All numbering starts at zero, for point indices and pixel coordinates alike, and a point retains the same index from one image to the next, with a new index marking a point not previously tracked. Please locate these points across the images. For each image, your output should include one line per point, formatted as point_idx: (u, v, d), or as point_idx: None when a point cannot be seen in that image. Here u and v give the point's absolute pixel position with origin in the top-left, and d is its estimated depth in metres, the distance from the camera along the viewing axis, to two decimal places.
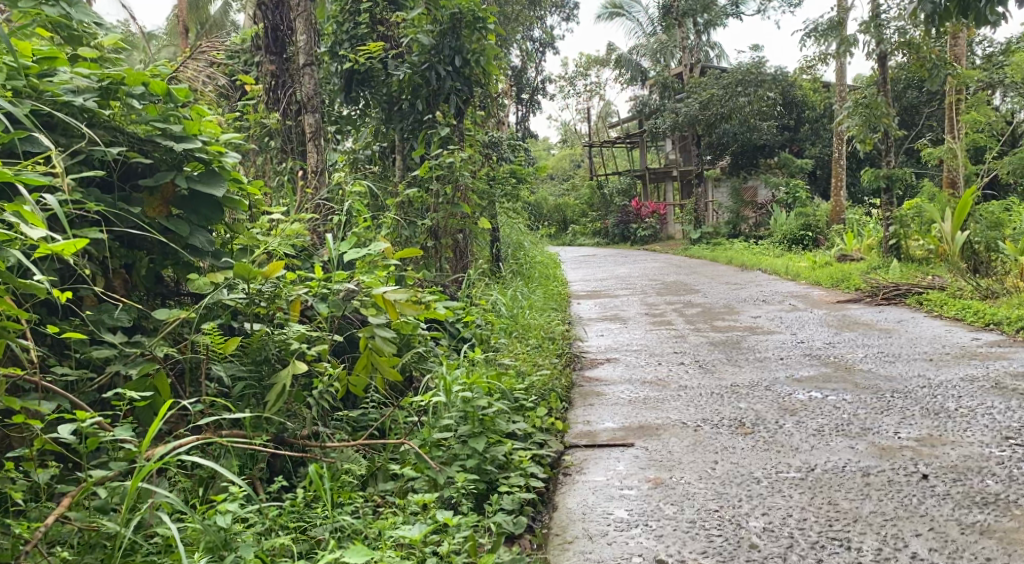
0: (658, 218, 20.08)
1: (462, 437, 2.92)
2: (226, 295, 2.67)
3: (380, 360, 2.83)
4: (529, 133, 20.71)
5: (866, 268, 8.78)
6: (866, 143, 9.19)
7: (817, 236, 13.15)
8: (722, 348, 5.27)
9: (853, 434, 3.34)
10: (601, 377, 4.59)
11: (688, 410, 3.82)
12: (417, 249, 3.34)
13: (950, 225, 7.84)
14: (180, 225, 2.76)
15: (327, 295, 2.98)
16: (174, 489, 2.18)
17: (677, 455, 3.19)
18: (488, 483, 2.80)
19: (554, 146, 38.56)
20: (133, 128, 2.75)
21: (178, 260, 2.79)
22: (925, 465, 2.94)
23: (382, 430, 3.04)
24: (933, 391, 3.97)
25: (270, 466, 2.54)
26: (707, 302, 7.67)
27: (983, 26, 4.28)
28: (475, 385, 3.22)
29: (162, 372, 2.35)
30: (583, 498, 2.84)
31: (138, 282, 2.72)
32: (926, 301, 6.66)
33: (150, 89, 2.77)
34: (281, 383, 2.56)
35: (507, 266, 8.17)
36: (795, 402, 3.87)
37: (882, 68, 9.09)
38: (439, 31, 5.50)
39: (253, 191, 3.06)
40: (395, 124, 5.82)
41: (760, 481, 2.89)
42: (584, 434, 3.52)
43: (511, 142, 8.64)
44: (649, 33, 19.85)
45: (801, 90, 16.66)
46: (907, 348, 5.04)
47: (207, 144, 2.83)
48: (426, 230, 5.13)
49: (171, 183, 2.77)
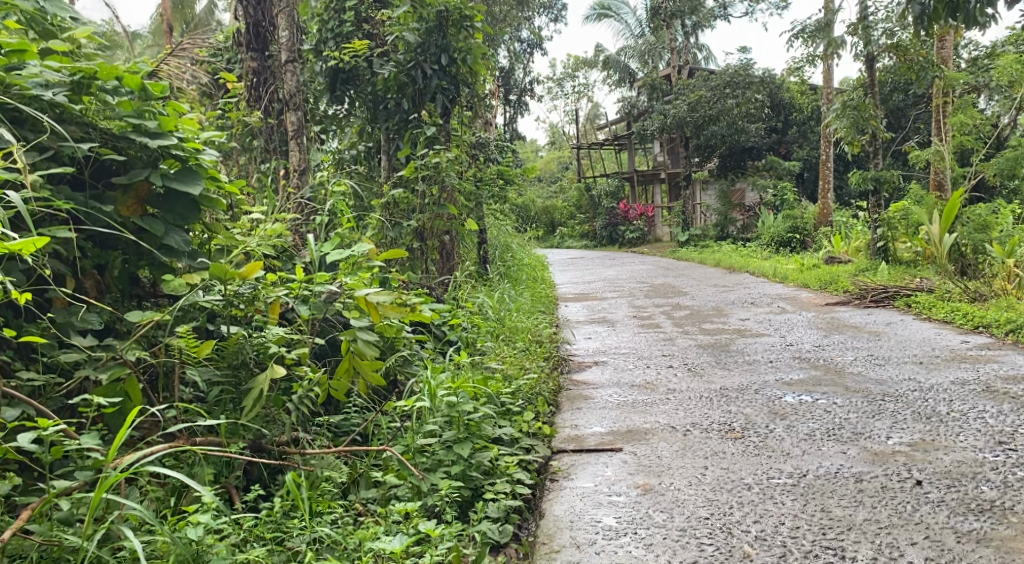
0: (646, 220, 20.06)
1: (447, 443, 2.85)
2: (203, 297, 2.58)
3: (362, 365, 2.80)
4: (517, 134, 20.67)
5: (855, 270, 8.77)
6: (853, 145, 9.18)
7: (805, 238, 13.15)
8: (711, 351, 5.23)
9: (844, 439, 3.28)
10: (589, 380, 4.52)
11: (677, 414, 3.76)
12: (402, 250, 3.32)
13: (938, 227, 7.84)
14: (155, 224, 2.66)
15: (308, 297, 2.91)
16: (144, 498, 2.09)
17: (667, 460, 3.13)
18: (473, 490, 2.73)
19: (543, 148, 38.53)
20: (107, 124, 2.67)
21: (153, 261, 2.71)
22: (919, 471, 2.89)
23: (364, 436, 2.96)
24: (925, 394, 3.93)
25: (247, 475, 2.45)
26: (696, 304, 7.63)
27: (973, 27, 4.23)
28: (460, 389, 3.15)
29: (133, 376, 2.27)
30: (571, 504, 2.78)
31: (111, 283, 2.62)
32: (915, 304, 6.64)
33: (124, 84, 2.69)
34: (258, 388, 2.47)
35: (494, 268, 8.10)
36: (785, 406, 3.82)
37: (870, 70, 9.09)
38: (424, 29, 5.43)
39: (233, 190, 2.97)
40: (382, 123, 5.75)
41: (751, 487, 2.83)
42: (571, 439, 3.45)
43: (499, 142, 8.59)
44: (637, 35, 19.84)
45: (789, 93, 16.69)
46: (896, 351, 5.00)
47: (183, 141, 2.75)
48: (412, 231, 5.02)
49: (146, 181, 2.68)
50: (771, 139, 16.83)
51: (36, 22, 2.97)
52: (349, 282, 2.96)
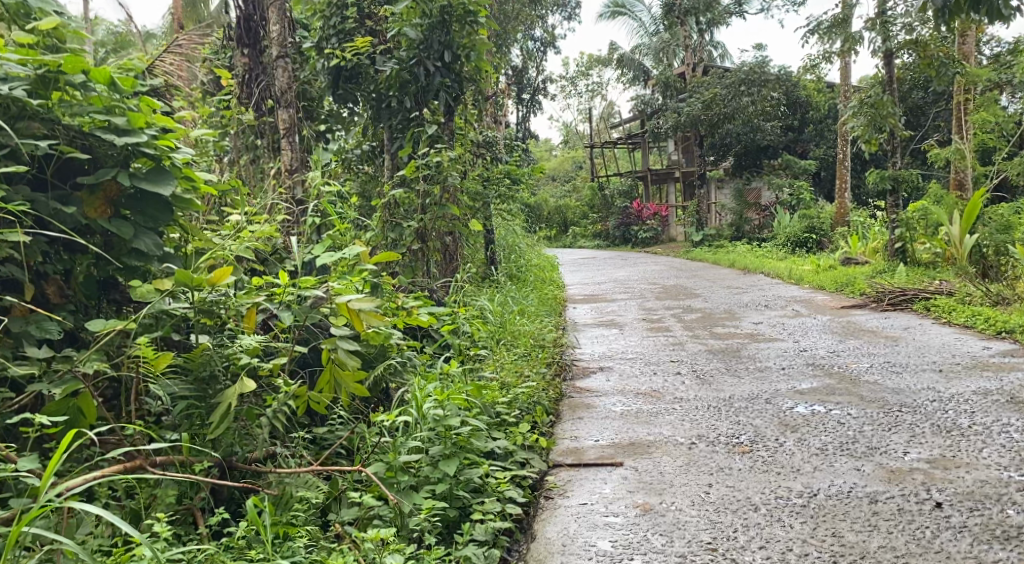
0: (659, 220, 19.78)
1: (434, 460, 2.69)
2: (170, 305, 2.44)
3: (342, 375, 2.66)
4: (529, 134, 20.51)
5: (871, 271, 8.52)
6: (870, 144, 8.92)
7: (821, 238, 12.91)
8: (721, 357, 5.03)
9: (858, 455, 3.09)
10: (593, 387, 4.34)
11: (683, 425, 3.58)
12: (396, 253, 3.20)
13: (959, 227, 7.62)
14: (124, 227, 2.53)
15: (292, 304, 2.75)
16: (99, 525, 1.98)
17: (668, 477, 2.95)
18: (460, 509, 2.56)
19: (557, 148, 38.31)
20: (73, 121, 2.55)
21: (121, 264, 2.58)
22: (938, 492, 2.69)
23: (348, 450, 2.82)
24: (945, 405, 3.72)
25: (215, 494, 2.31)
26: (707, 306, 7.42)
27: (995, 21, 4.01)
28: (450, 401, 2.97)
29: (87, 392, 2.15)
30: (565, 526, 2.61)
31: (76, 289, 2.50)
32: (934, 307, 6.41)
33: (92, 78, 2.55)
34: (227, 402, 2.34)
35: (501, 269, 7.91)
36: (796, 417, 3.63)
37: (888, 67, 8.83)
38: (427, 25, 5.26)
39: (210, 189, 2.83)
40: (384, 122, 5.59)
41: (758, 508, 2.64)
42: (570, 452, 3.28)
43: (507, 142, 8.42)
44: (651, 32, 19.57)
45: (805, 91, 16.42)
46: (915, 358, 4.80)
47: (155, 138, 2.62)
48: (413, 232, 4.82)
49: (114, 181, 2.55)
50: (787, 138, 16.55)
51: (19, 17, 2.86)
52: (335, 287, 2.82)
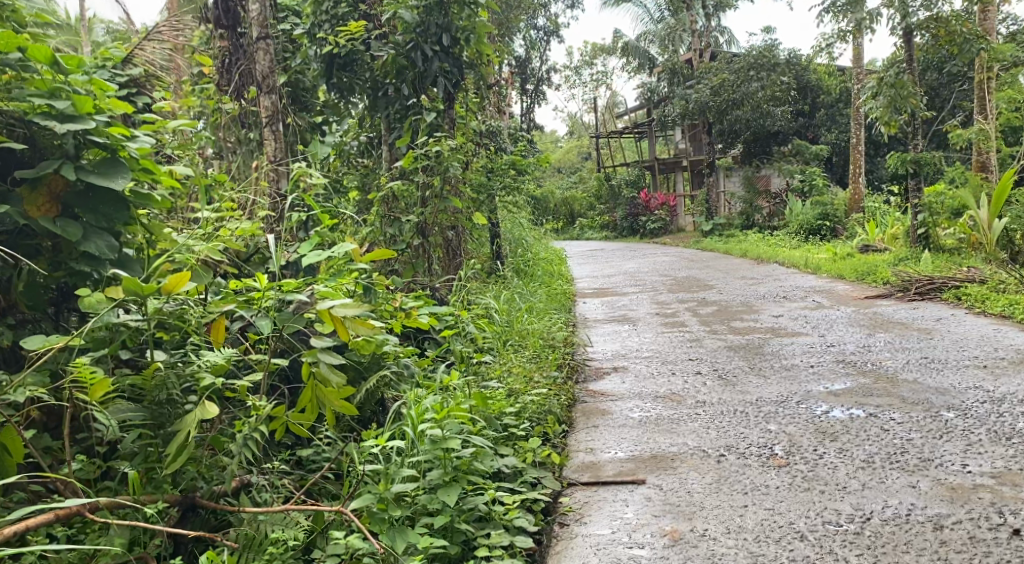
0: (667, 210, 19.36)
1: (431, 486, 2.36)
2: (119, 318, 2.11)
3: (325, 393, 2.33)
4: (534, 124, 20.22)
5: (893, 257, 8.16)
6: (889, 126, 8.52)
7: (835, 226, 12.50)
8: (742, 353, 4.70)
9: (911, 468, 2.73)
10: (607, 390, 4.00)
11: (708, 434, 3.22)
12: (391, 250, 2.82)
13: (987, 212, 7.21)
14: (69, 226, 2.19)
15: (271, 310, 2.41)
16: None
17: (698, 498, 2.60)
18: (463, 544, 2.24)
19: (563, 139, 37.84)
20: (11, 107, 2.24)
21: (71, 270, 2.25)
22: (1013, 515, 2.35)
23: (336, 473, 2.51)
24: (998, 408, 3.36)
25: (174, 539, 1.99)
26: (723, 299, 7.06)
27: None
28: (451, 417, 2.62)
29: (12, 426, 1.86)
30: (584, 561, 2.28)
31: (17, 301, 2.20)
32: (965, 296, 6.05)
33: (29, 56, 2.23)
34: (185, 432, 2.01)
35: (507, 264, 7.58)
36: (833, 423, 3.28)
37: (908, 44, 8.38)
38: (424, 7, 4.86)
39: (172, 180, 2.50)
40: (381, 111, 5.23)
41: (804, 536, 2.30)
42: (586, 467, 2.94)
43: (512, 132, 8.07)
44: (656, 19, 19.02)
45: (815, 75, 16.04)
46: (954, 352, 4.44)
47: (106, 125, 2.29)
48: (412, 227, 4.44)
49: (60, 175, 2.23)
50: (797, 123, 16.14)
51: None
52: (321, 291, 2.46)
